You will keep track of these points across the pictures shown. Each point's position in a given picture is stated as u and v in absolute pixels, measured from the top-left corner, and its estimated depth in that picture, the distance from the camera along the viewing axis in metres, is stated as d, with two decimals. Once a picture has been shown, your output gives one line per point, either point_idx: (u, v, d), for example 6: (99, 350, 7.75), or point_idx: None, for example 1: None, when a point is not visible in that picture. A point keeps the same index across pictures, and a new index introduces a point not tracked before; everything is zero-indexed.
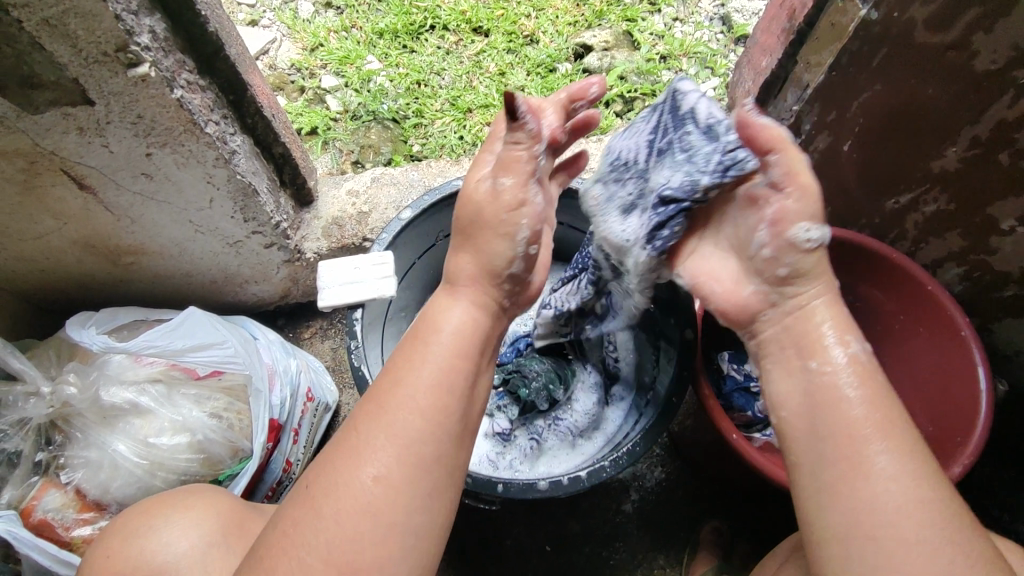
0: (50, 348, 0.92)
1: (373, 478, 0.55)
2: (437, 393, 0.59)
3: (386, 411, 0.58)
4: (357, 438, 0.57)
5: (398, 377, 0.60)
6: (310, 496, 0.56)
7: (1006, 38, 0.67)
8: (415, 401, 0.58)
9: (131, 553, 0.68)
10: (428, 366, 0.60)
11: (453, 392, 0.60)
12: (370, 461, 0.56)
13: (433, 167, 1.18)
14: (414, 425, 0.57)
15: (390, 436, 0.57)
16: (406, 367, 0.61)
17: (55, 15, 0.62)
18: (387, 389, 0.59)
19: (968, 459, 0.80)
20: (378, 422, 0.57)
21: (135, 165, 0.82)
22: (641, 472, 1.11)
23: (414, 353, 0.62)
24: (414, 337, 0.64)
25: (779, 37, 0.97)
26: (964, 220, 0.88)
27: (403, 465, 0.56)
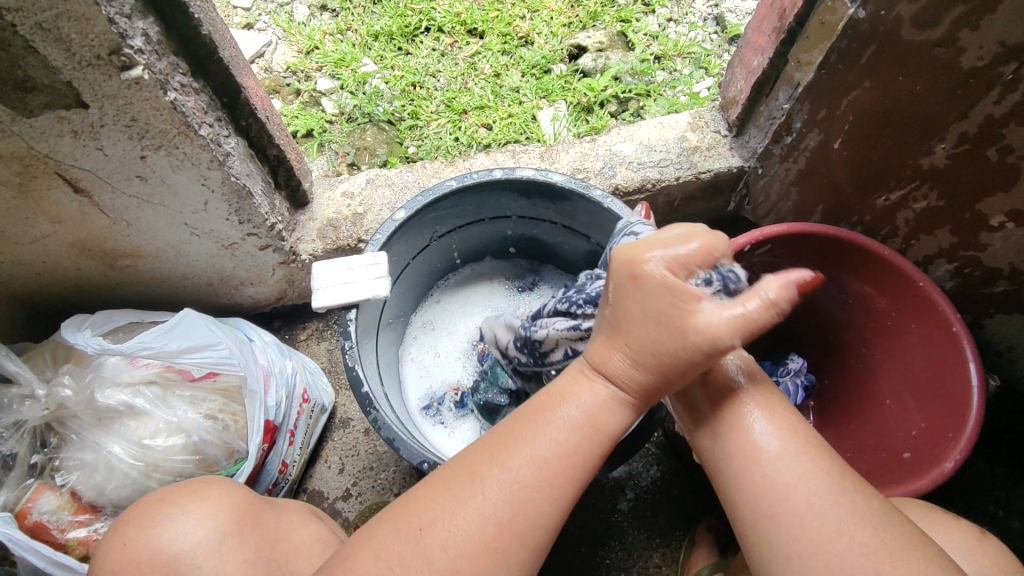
0: (45, 351, 0.93)
1: (484, 544, 0.58)
2: (564, 467, 0.60)
3: (511, 483, 0.59)
4: (480, 495, 0.59)
5: (527, 437, 0.61)
6: (419, 536, 0.59)
7: (991, 34, 0.68)
8: (541, 472, 0.60)
9: (147, 541, 0.68)
10: (559, 438, 0.61)
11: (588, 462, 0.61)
12: (485, 522, 0.59)
13: (428, 168, 1.19)
14: (531, 496, 0.59)
15: (509, 503, 0.59)
16: (541, 430, 0.61)
17: (48, 18, 0.62)
18: (513, 448, 0.61)
19: (960, 455, 0.80)
20: (502, 492, 0.59)
21: (129, 168, 0.83)
22: (636, 470, 1.11)
23: (546, 411, 0.62)
24: (550, 392, 0.64)
25: (769, 35, 0.97)
26: (954, 217, 0.88)
27: (516, 535, 0.59)
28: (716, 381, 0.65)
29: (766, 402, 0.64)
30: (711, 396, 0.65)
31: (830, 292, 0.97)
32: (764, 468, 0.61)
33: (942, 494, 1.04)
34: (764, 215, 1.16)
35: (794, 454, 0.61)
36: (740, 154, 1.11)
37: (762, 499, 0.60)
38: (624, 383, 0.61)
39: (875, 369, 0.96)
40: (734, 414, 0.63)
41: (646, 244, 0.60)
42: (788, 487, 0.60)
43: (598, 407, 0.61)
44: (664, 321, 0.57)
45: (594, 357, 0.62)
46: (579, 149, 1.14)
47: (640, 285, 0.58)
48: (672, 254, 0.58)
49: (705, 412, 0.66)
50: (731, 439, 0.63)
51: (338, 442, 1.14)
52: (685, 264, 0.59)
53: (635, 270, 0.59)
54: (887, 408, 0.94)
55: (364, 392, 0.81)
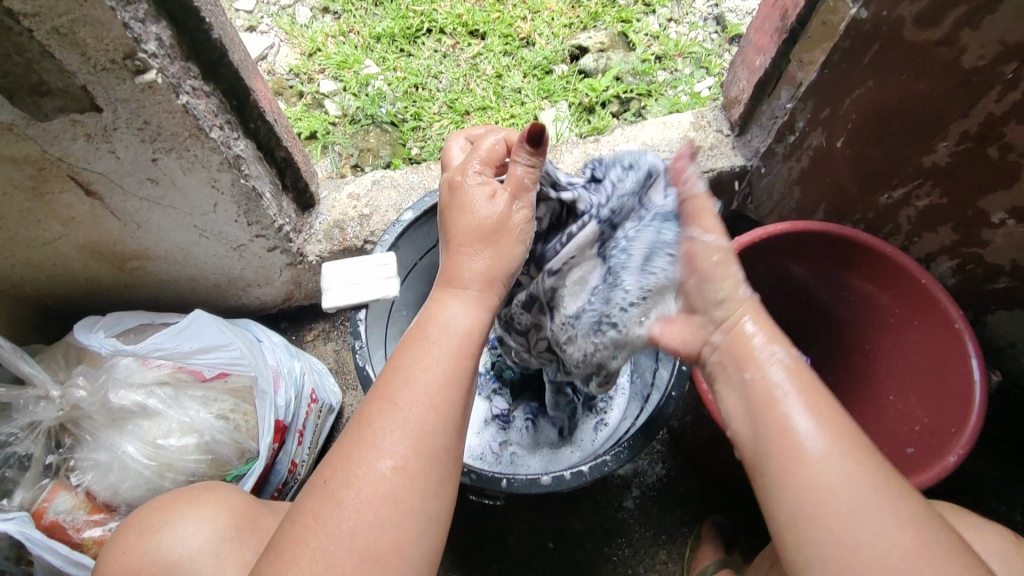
0: (57, 352, 0.94)
1: (393, 471, 0.57)
2: (447, 391, 0.60)
3: (397, 406, 0.58)
4: (372, 435, 0.58)
5: (402, 372, 0.60)
6: (327, 490, 0.57)
7: (992, 34, 0.69)
8: (425, 393, 0.59)
9: (146, 548, 0.69)
10: (433, 357, 0.60)
11: (467, 373, 0.61)
12: (384, 452, 0.57)
13: (433, 169, 1.20)
14: (424, 419, 0.58)
15: (405, 436, 0.57)
16: (413, 357, 0.61)
17: (64, 24, 0.63)
18: (394, 384, 0.60)
19: (963, 449, 0.81)
20: (391, 417, 0.58)
21: (141, 170, 0.84)
22: (642, 468, 1.12)
23: (423, 342, 0.61)
24: (419, 325, 0.63)
25: (772, 35, 0.99)
26: (956, 214, 0.90)
27: (419, 456, 0.58)
28: (759, 382, 0.59)
29: (813, 402, 0.57)
30: (751, 398, 0.60)
31: (833, 289, 0.98)
32: (809, 470, 0.54)
33: (948, 489, 1.05)
34: (767, 214, 1.17)
35: (842, 457, 0.54)
36: (742, 153, 1.12)
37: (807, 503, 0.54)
38: (480, 284, 0.63)
39: (877, 366, 0.97)
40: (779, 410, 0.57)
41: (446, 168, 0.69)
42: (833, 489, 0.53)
43: None
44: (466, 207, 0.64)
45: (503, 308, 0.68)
46: (583, 149, 1.15)
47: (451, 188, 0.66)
48: (471, 159, 0.66)
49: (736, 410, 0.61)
50: (776, 436, 0.57)
51: None
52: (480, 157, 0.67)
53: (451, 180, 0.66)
54: (889, 405, 0.94)
55: None
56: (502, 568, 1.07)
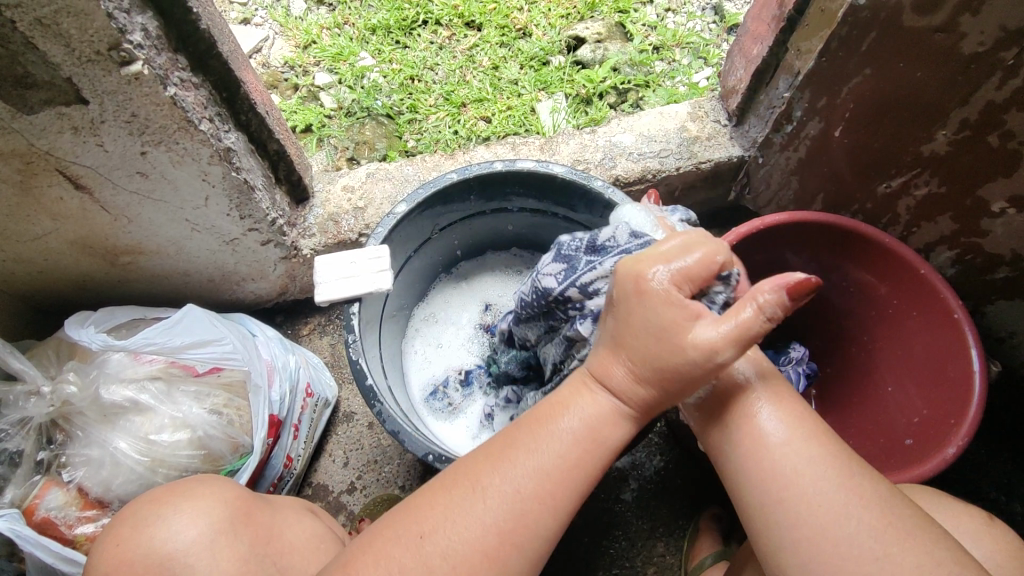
0: (49, 348, 0.93)
1: (482, 552, 0.57)
2: (564, 477, 0.59)
3: (508, 477, 0.59)
4: (481, 508, 0.58)
5: (528, 449, 0.60)
6: (419, 543, 0.59)
7: (993, 20, 0.68)
8: (539, 475, 0.59)
9: (141, 540, 0.68)
10: (557, 440, 0.60)
11: (592, 464, 0.60)
12: (483, 526, 0.58)
13: (428, 161, 1.18)
14: (533, 505, 0.58)
15: (506, 515, 0.58)
16: (539, 430, 0.60)
17: (47, 14, 0.62)
18: (513, 456, 0.60)
19: (962, 440, 0.80)
20: (501, 488, 0.59)
21: (130, 164, 0.83)
22: (639, 460, 1.12)
23: (548, 421, 0.61)
24: (552, 400, 0.62)
25: (770, 23, 0.97)
26: (954, 203, 0.89)
27: (513, 545, 0.58)
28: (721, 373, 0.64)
29: (773, 390, 0.62)
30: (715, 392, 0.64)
31: (831, 279, 0.97)
32: (770, 452, 0.59)
33: (946, 480, 1.04)
34: (765, 205, 1.16)
35: (801, 440, 0.59)
36: (740, 144, 1.11)
37: (767, 484, 0.59)
38: None
39: (877, 357, 0.96)
40: (740, 397, 0.62)
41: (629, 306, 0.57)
42: (793, 469, 0.58)
43: (587, 397, 0.61)
44: (633, 319, 0.57)
45: (595, 366, 0.61)
46: (579, 140, 1.14)
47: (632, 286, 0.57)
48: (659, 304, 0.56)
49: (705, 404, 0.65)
50: (739, 424, 0.61)
51: (342, 436, 1.15)
52: (690, 276, 0.57)
53: (637, 281, 0.57)
54: (889, 395, 0.94)
55: (369, 385, 0.82)
56: None
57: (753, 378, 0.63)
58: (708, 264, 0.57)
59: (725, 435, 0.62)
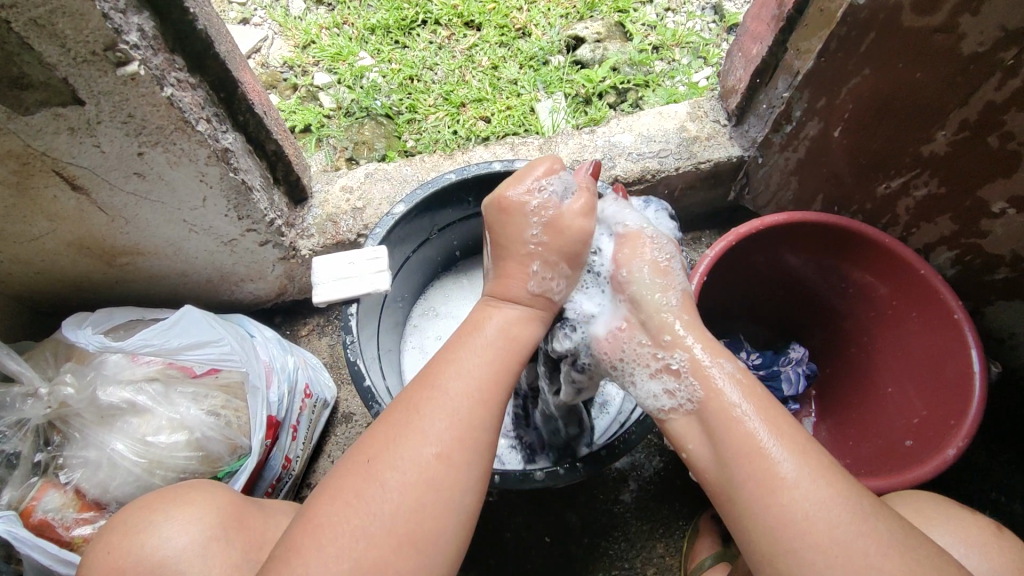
0: (46, 350, 0.93)
1: (435, 456, 0.59)
2: (495, 385, 0.63)
3: (443, 391, 0.61)
4: (420, 418, 0.60)
5: (453, 360, 0.64)
6: (371, 469, 0.59)
7: (993, 20, 0.68)
8: (474, 387, 0.62)
9: (132, 547, 0.68)
10: (479, 351, 0.64)
11: (513, 372, 0.65)
12: (430, 439, 0.59)
13: (427, 162, 1.18)
14: (470, 404, 0.61)
15: (450, 425, 0.60)
16: (465, 345, 0.65)
17: (43, 15, 0.62)
18: (442, 370, 0.63)
19: (962, 442, 0.80)
20: (437, 401, 0.61)
21: (127, 165, 0.82)
22: (639, 461, 1.12)
23: (467, 336, 0.66)
24: (469, 322, 0.68)
25: (770, 23, 0.96)
26: (954, 204, 0.88)
27: (460, 444, 0.60)
28: (715, 403, 0.63)
29: (770, 418, 0.61)
30: (709, 423, 0.63)
31: (829, 280, 0.97)
32: (781, 493, 0.58)
33: (947, 482, 1.04)
34: (764, 206, 1.15)
35: (810, 478, 0.58)
36: (739, 144, 1.11)
37: (779, 528, 0.57)
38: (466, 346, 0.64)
39: (876, 358, 0.96)
40: (743, 434, 0.61)
41: (499, 225, 0.68)
42: (804, 512, 0.57)
43: (510, 323, 0.66)
44: (505, 228, 0.68)
45: (495, 288, 0.69)
46: (578, 141, 1.13)
47: (499, 211, 0.69)
48: (521, 206, 0.67)
49: (695, 437, 0.65)
50: (743, 463, 0.60)
51: (341, 437, 1.14)
52: (546, 187, 0.69)
53: (501, 203, 0.68)
54: (889, 397, 0.93)
55: (367, 386, 0.81)
56: (499, 563, 1.06)
57: (751, 412, 0.62)
58: (553, 169, 0.69)
59: (721, 439, 0.62)
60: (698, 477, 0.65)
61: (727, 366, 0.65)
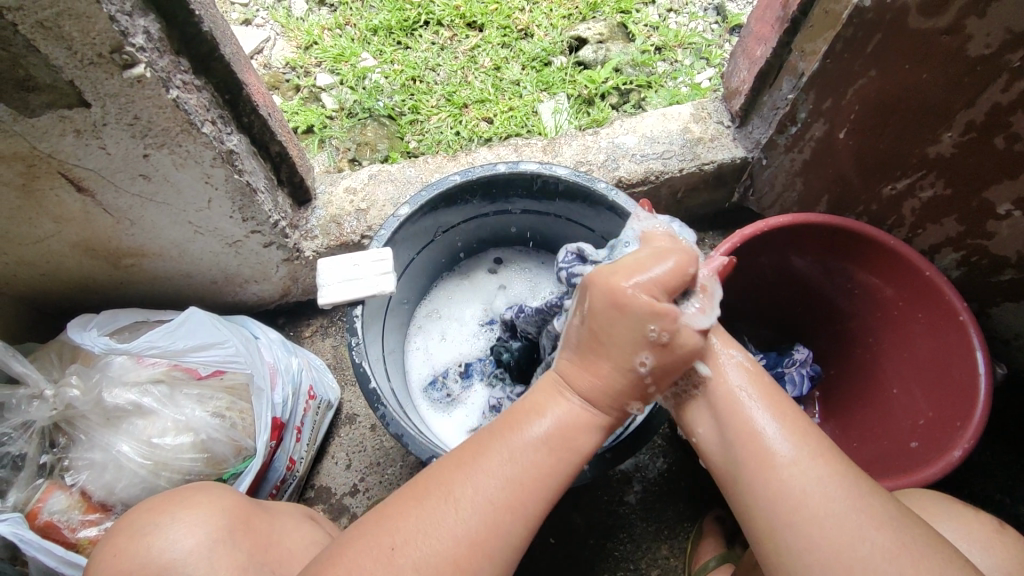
0: (51, 351, 0.93)
1: (453, 561, 0.58)
2: (533, 486, 0.61)
3: (477, 488, 0.60)
4: (451, 517, 0.59)
5: (496, 457, 0.61)
6: (389, 556, 0.58)
7: (999, 21, 0.68)
8: (511, 490, 0.60)
9: (138, 550, 0.68)
10: (526, 453, 0.61)
11: (556, 476, 0.62)
12: (452, 536, 0.58)
13: (431, 163, 1.18)
14: (501, 510, 0.59)
15: (477, 526, 0.59)
16: (509, 444, 0.62)
17: (50, 17, 0.62)
18: (479, 463, 0.61)
19: (968, 443, 0.80)
20: (469, 501, 0.59)
21: (133, 167, 0.82)
22: (643, 462, 1.12)
23: (520, 432, 0.62)
24: (521, 413, 0.64)
25: (774, 24, 0.96)
26: (960, 205, 0.88)
27: (485, 551, 0.59)
28: (723, 392, 0.64)
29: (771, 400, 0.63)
30: (714, 406, 0.65)
31: (834, 281, 0.97)
32: (778, 470, 0.59)
33: (952, 483, 1.04)
34: (768, 206, 1.15)
35: (808, 458, 0.59)
36: (743, 145, 1.11)
37: (774, 505, 0.58)
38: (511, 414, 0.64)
39: (880, 358, 0.96)
40: (744, 417, 0.62)
41: (605, 322, 0.60)
42: (802, 490, 0.58)
43: (570, 426, 0.63)
44: (613, 325, 0.60)
45: (565, 372, 0.64)
46: (582, 142, 1.13)
47: (608, 303, 0.59)
48: (640, 313, 0.59)
49: (702, 421, 0.65)
50: (744, 445, 0.61)
51: (345, 438, 1.14)
52: (662, 285, 0.60)
53: (615, 296, 0.59)
54: (894, 398, 0.93)
55: (373, 388, 0.81)
56: None
57: (754, 395, 0.63)
58: (681, 270, 0.61)
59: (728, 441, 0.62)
60: (704, 461, 0.66)
61: (736, 356, 0.66)
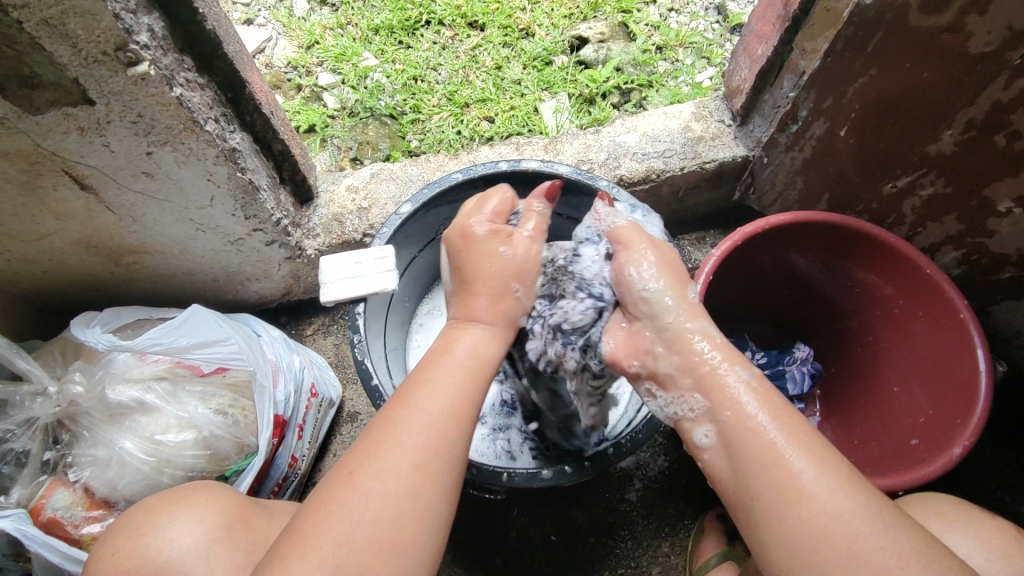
0: (54, 349, 0.93)
1: (414, 467, 0.59)
2: (467, 398, 0.64)
3: (416, 404, 0.62)
4: (397, 432, 0.61)
5: (428, 377, 0.65)
6: (350, 479, 0.59)
7: (1000, 19, 0.68)
8: (448, 400, 0.63)
9: (135, 549, 0.68)
10: (450, 369, 0.65)
11: (481, 386, 0.66)
12: (408, 450, 0.60)
13: (432, 162, 1.18)
14: (444, 418, 0.62)
15: (427, 434, 0.61)
16: (436, 367, 0.65)
17: (54, 15, 0.63)
18: (414, 389, 0.64)
19: (969, 440, 0.80)
20: (411, 414, 0.62)
21: (135, 164, 0.83)
22: (644, 460, 1.12)
23: (439, 359, 0.66)
24: (439, 345, 0.68)
25: (775, 23, 0.96)
26: (961, 203, 0.89)
27: (439, 457, 0.60)
28: (733, 415, 0.62)
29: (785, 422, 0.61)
30: (727, 434, 0.62)
31: (835, 279, 0.97)
32: (799, 503, 0.57)
33: (954, 481, 1.04)
34: (769, 205, 1.16)
35: (828, 485, 0.57)
36: (744, 144, 1.11)
37: (796, 538, 0.56)
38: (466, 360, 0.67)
39: (880, 357, 0.96)
40: (762, 445, 0.60)
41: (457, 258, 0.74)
42: (826, 521, 0.55)
43: (477, 344, 0.68)
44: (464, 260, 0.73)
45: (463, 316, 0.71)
46: (584, 140, 1.14)
47: (458, 240, 0.74)
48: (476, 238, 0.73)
49: (713, 444, 0.63)
50: (761, 472, 0.59)
51: (346, 436, 1.15)
52: (497, 216, 0.75)
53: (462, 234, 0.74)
54: (894, 397, 0.93)
55: (374, 385, 0.82)
56: (505, 562, 1.06)
57: (769, 423, 0.61)
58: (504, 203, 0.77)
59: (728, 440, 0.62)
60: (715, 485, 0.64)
61: (744, 377, 0.64)
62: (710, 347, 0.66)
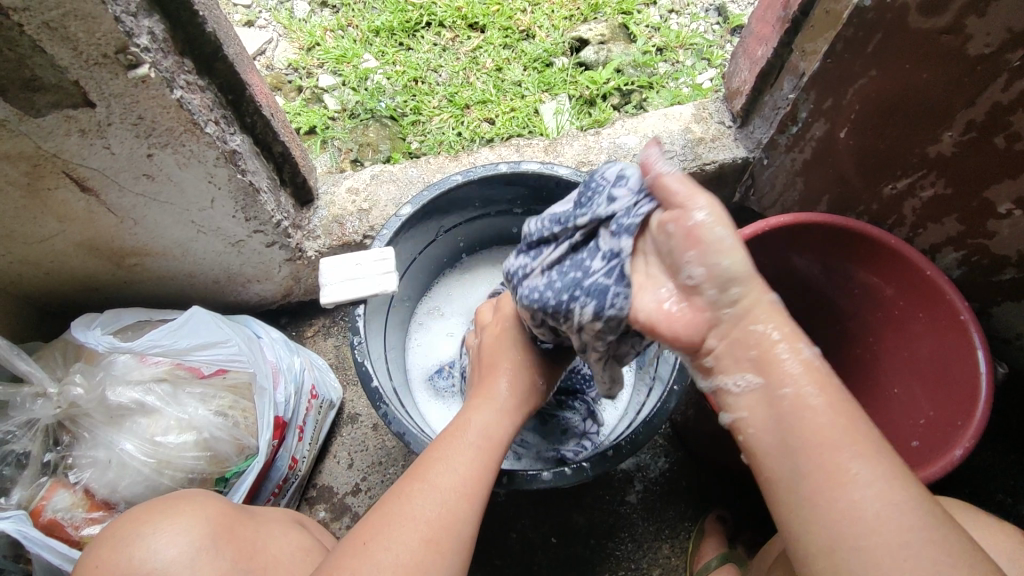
0: (55, 350, 0.93)
1: (423, 540, 0.60)
2: (480, 476, 0.65)
3: (430, 482, 0.64)
4: (411, 504, 0.62)
5: (441, 455, 0.66)
6: (363, 550, 0.61)
7: (999, 20, 0.68)
8: (460, 476, 0.65)
9: (120, 559, 0.68)
10: (467, 446, 0.67)
11: (493, 467, 0.67)
12: (418, 522, 0.61)
13: (433, 163, 1.18)
14: (457, 497, 0.63)
15: (439, 509, 0.62)
16: (450, 447, 0.67)
17: (55, 17, 0.63)
18: (428, 464, 0.66)
19: (970, 442, 0.80)
20: (425, 490, 0.63)
21: (137, 166, 0.83)
22: (645, 462, 1.12)
23: (456, 436, 0.68)
24: (456, 423, 0.70)
25: (775, 24, 0.96)
26: (961, 205, 0.88)
27: (448, 532, 0.61)
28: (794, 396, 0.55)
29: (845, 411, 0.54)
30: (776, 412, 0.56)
31: (835, 280, 0.97)
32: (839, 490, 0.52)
33: (955, 483, 1.04)
34: (769, 206, 1.16)
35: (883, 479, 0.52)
36: (744, 145, 1.11)
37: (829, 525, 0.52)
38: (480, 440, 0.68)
39: (881, 357, 0.96)
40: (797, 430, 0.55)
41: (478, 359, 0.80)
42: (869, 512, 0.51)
43: (490, 424, 0.70)
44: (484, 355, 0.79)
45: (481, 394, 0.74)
46: (584, 142, 1.14)
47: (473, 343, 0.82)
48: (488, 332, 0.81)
49: (753, 424, 0.58)
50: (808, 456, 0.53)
51: (347, 437, 1.15)
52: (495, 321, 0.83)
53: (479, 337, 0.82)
54: (895, 397, 0.93)
55: (374, 387, 0.81)
56: (505, 564, 1.06)
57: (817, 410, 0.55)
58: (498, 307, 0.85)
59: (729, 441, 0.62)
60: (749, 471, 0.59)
61: (804, 352, 0.57)
62: (776, 330, 0.57)
